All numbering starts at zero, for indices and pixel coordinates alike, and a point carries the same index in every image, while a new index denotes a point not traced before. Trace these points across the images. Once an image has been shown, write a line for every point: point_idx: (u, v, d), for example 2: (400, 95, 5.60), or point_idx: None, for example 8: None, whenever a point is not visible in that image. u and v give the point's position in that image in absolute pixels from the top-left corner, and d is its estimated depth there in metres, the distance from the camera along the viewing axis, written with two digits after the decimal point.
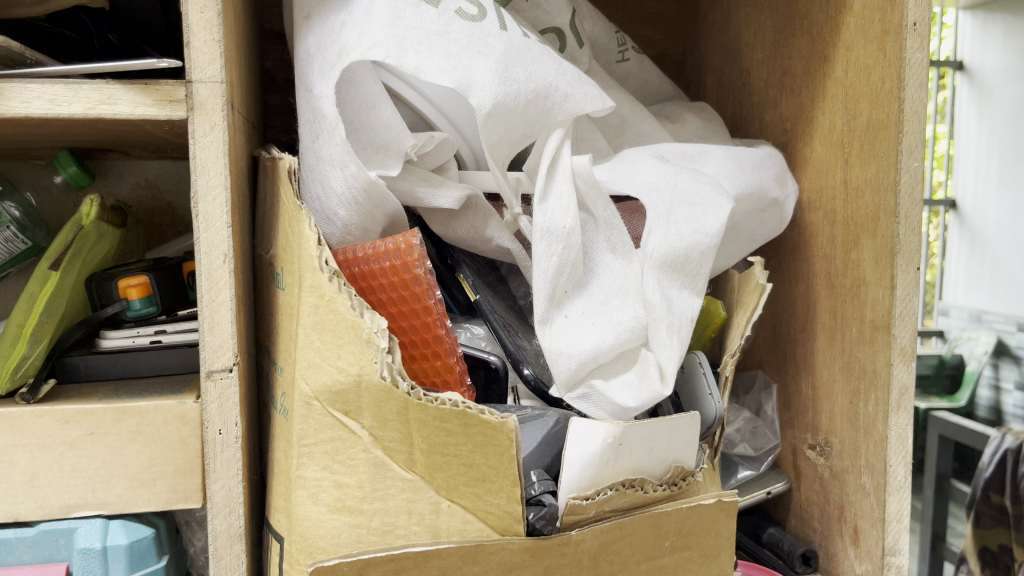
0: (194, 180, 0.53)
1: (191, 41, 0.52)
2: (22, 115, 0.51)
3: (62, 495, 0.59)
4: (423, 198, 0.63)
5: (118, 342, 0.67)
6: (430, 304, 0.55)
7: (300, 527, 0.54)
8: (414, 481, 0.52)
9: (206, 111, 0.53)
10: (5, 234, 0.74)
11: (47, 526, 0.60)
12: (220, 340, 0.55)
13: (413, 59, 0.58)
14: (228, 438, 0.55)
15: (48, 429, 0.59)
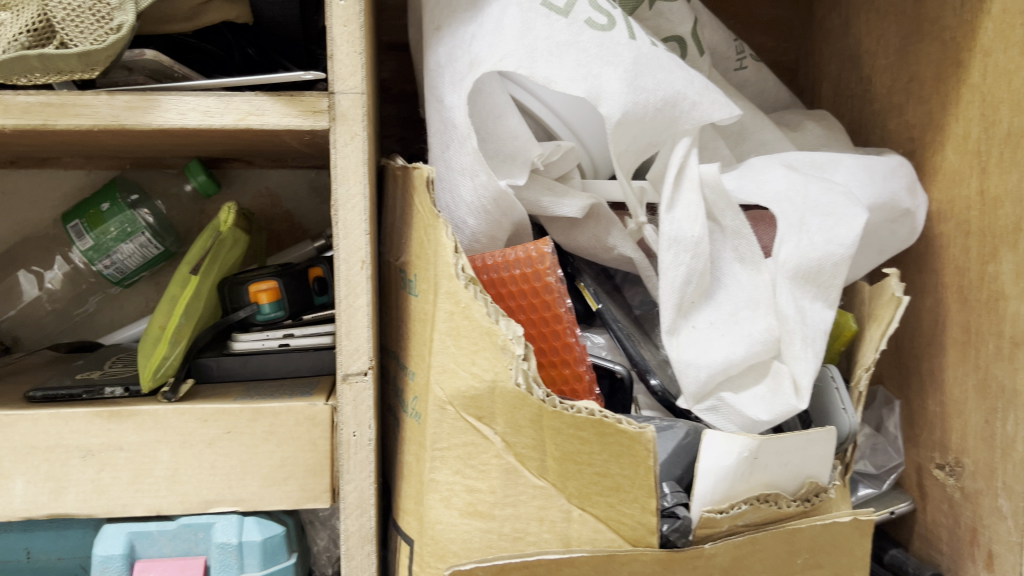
0: (334, 188, 0.55)
1: (335, 54, 0.54)
2: (178, 126, 0.54)
3: (201, 491, 0.61)
4: (548, 207, 0.63)
5: (249, 345, 0.70)
6: (560, 312, 0.55)
7: (431, 531, 0.55)
8: (546, 488, 0.52)
9: (347, 121, 0.55)
10: (139, 240, 0.80)
11: (187, 520, 0.62)
12: (357, 343, 0.56)
13: (544, 69, 0.58)
14: (362, 440, 0.57)
15: (189, 427, 0.61)
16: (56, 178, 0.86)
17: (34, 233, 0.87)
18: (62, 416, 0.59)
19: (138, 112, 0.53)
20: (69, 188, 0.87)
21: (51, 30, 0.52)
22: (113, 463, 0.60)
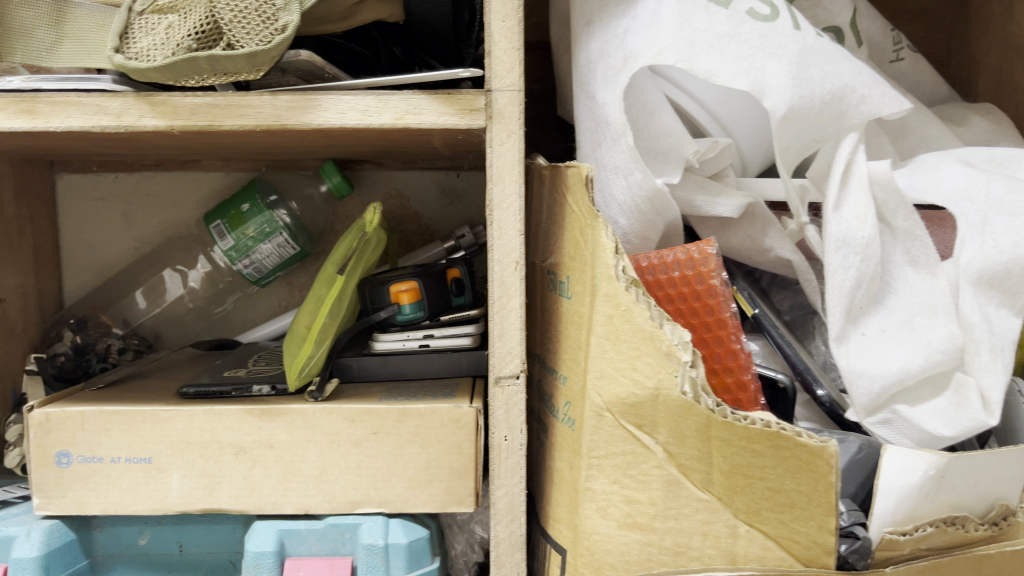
0: (490, 188, 0.54)
1: (493, 50, 0.53)
2: (337, 125, 0.53)
3: (348, 491, 0.61)
4: (701, 207, 0.61)
5: (389, 345, 0.70)
6: (725, 317, 0.52)
7: (587, 541, 0.53)
8: (711, 503, 0.50)
9: (504, 119, 0.53)
10: (277, 240, 0.81)
11: (334, 520, 0.62)
12: (509, 346, 0.55)
13: (704, 63, 0.56)
14: (513, 444, 0.55)
15: (336, 426, 0.61)
16: (198, 179, 0.89)
17: (176, 233, 0.89)
18: (216, 412, 0.60)
19: (299, 111, 0.53)
20: (209, 189, 0.89)
21: (218, 32, 0.52)
22: (264, 460, 0.61)
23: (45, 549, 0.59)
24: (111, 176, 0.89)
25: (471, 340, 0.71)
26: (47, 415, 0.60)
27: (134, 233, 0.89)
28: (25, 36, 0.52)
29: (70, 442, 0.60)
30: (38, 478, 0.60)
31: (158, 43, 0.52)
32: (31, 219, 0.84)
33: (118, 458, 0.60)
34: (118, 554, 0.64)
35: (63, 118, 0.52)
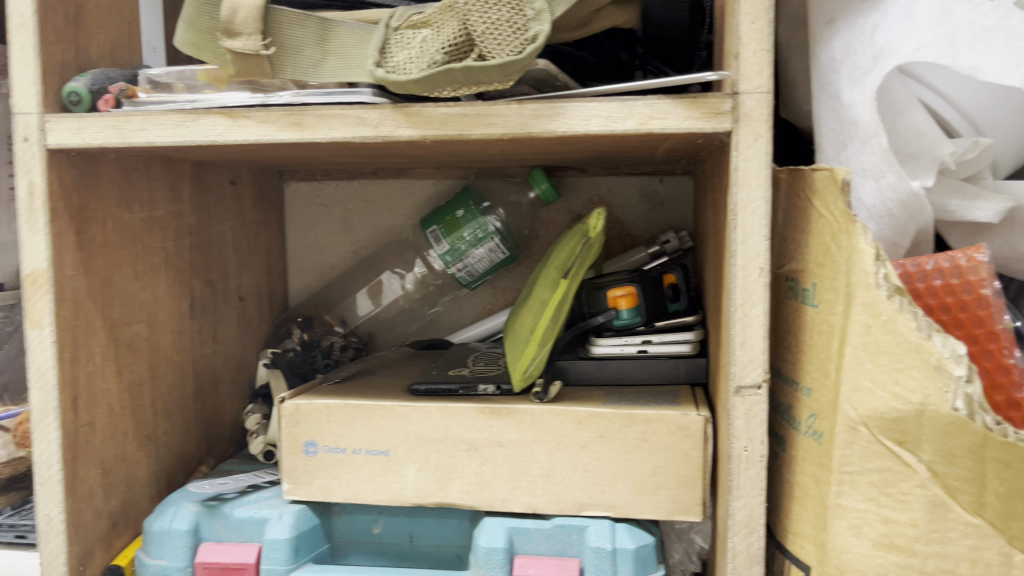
0: (734, 192, 0.53)
1: (742, 52, 0.51)
2: (581, 132, 0.54)
3: (575, 493, 0.62)
4: (956, 211, 0.58)
5: (608, 349, 0.70)
6: (997, 330, 0.49)
7: (836, 559, 0.51)
8: (981, 527, 0.46)
9: (751, 122, 0.52)
10: (488, 245, 0.83)
11: (561, 521, 0.62)
12: (751, 354, 0.53)
13: (968, 59, 0.51)
14: (754, 455, 0.54)
15: (564, 428, 0.62)
16: (411, 187, 0.93)
17: (391, 238, 0.94)
18: (450, 410, 0.63)
19: (544, 119, 0.54)
20: (420, 197, 0.94)
21: (470, 43, 0.54)
22: (495, 458, 0.62)
23: (295, 531, 0.63)
24: (332, 184, 0.95)
25: (690, 347, 0.69)
26: (296, 406, 0.65)
27: (352, 238, 0.95)
28: (295, 54, 0.56)
29: (316, 432, 0.65)
30: (289, 465, 0.65)
31: (413, 57, 0.55)
32: (265, 224, 0.91)
33: (359, 449, 0.64)
34: (355, 541, 0.67)
35: (328, 129, 0.56)
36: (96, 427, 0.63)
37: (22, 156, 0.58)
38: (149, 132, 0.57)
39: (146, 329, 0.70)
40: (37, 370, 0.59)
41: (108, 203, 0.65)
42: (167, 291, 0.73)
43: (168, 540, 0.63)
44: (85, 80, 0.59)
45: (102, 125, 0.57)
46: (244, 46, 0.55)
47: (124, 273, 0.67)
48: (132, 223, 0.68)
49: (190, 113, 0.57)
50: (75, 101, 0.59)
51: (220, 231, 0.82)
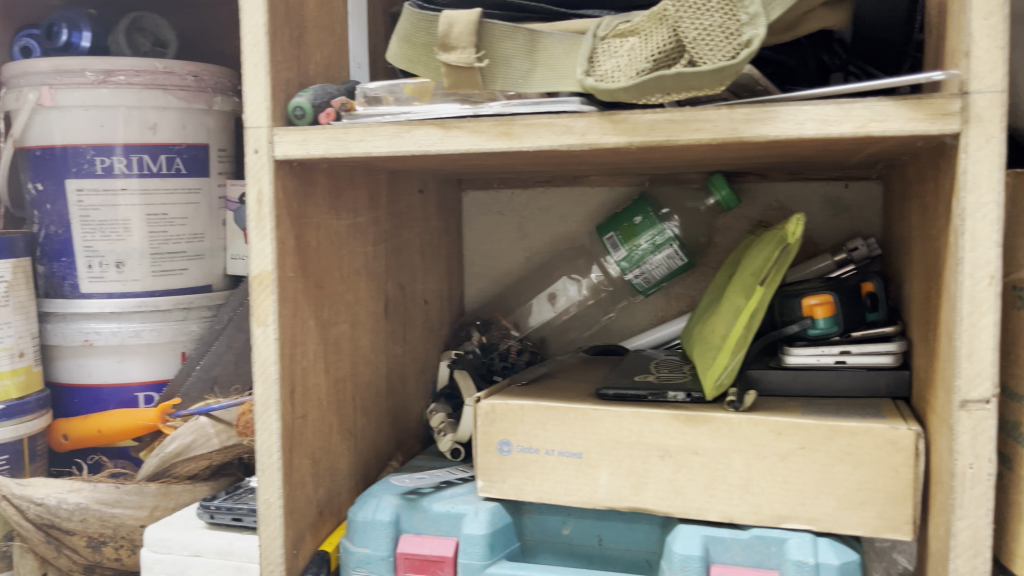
0: (962, 197, 0.50)
1: (973, 50, 0.49)
2: (794, 136, 0.53)
3: (774, 504, 0.60)
4: None
5: (803, 360, 0.68)
6: None
7: None
8: None
9: (983, 122, 0.50)
10: (666, 251, 0.83)
11: (760, 532, 0.61)
12: (979, 367, 0.51)
13: None
14: (980, 474, 0.51)
15: (763, 438, 0.60)
16: (586, 194, 0.94)
17: (565, 244, 0.96)
18: (644, 415, 0.63)
19: (756, 123, 0.53)
20: (595, 203, 0.94)
21: (680, 50, 0.54)
22: (690, 465, 0.62)
23: (491, 528, 0.65)
24: (508, 192, 0.97)
25: (892, 359, 0.67)
26: (492, 406, 0.67)
27: (526, 244, 0.97)
28: (506, 66, 0.58)
29: (511, 432, 0.66)
30: (484, 463, 0.67)
31: (621, 65, 0.55)
32: (446, 231, 0.95)
33: (553, 451, 0.65)
34: (544, 541, 0.69)
35: (536, 138, 0.57)
36: (308, 420, 0.68)
37: (253, 166, 0.63)
38: (368, 143, 0.60)
39: (349, 329, 0.74)
40: (261, 364, 0.64)
41: (321, 211, 0.69)
42: (366, 294, 0.77)
43: (372, 530, 0.66)
44: (308, 95, 0.63)
45: (325, 136, 0.61)
46: (458, 59, 0.57)
47: (332, 275, 0.71)
48: (339, 229, 0.72)
49: (405, 125, 0.60)
50: (299, 115, 0.63)
51: (410, 237, 0.86)
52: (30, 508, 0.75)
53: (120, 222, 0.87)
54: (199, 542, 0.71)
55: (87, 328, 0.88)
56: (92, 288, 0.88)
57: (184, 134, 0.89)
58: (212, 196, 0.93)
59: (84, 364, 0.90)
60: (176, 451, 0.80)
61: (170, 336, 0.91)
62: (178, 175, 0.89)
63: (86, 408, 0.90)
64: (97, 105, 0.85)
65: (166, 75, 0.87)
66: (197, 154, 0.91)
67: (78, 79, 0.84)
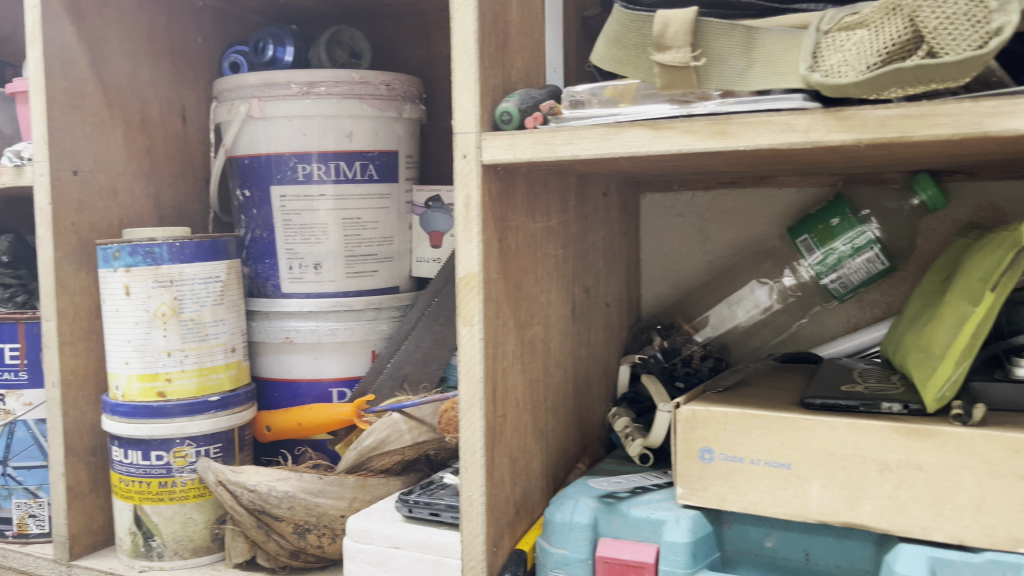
0: None
1: None
2: None
3: (1011, 528, 0.56)
4: None
5: None
6: None
7: None
8: None
9: None
10: (867, 254, 0.80)
11: (996, 556, 0.56)
12: None
13: None
14: None
15: (998, 456, 0.56)
16: (773, 196, 0.91)
17: (749, 247, 0.93)
18: (860, 427, 0.60)
19: (1004, 116, 0.49)
20: (781, 206, 0.91)
21: (917, 41, 0.50)
22: (912, 481, 0.58)
23: (693, 536, 0.64)
24: (688, 194, 0.95)
25: None
26: (693, 412, 0.66)
27: (707, 247, 0.95)
28: (721, 64, 0.57)
29: (713, 440, 0.65)
30: (684, 470, 0.66)
31: (849, 59, 0.53)
32: (626, 234, 0.94)
33: (758, 460, 0.63)
34: (746, 553, 0.67)
35: (754, 137, 0.55)
36: (507, 419, 0.69)
37: (462, 171, 0.65)
38: (575, 146, 0.60)
39: (543, 330, 0.75)
40: (466, 363, 0.66)
41: (520, 213, 0.71)
42: (558, 297, 0.78)
43: (570, 532, 0.66)
44: (514, 101, 0.64)
45: (533, 140, 0.62)
46: (673, 59, 0.57)
47: (529, 277, 0.72)
48: (535, 232, 0.73)
49: (614, 127, 0.60)
50: (506, 120, 0.64)
51: (596, 240, 0.86)
52: (244, 493, 0.79)
53: (318, 226, 0.92)
54: (399, 534, 0.73)
55: (287, 326, 0.94)
56: (292, 288, 0.93)
57: (377, 142, 0.94)
58: (400, 202, 0.97)
59: (284, 360, 0.95)
60: (372, 445, 0.83)
61: (362, 335, 0.95)
62: (371, 180, 0.94)
63: (285, 401, 0.95)
64: (300, 116, 0.91)
65: (362, 85, 0.91)
66: (388, 161, 0.95)
67: (284, 91, 0.90)
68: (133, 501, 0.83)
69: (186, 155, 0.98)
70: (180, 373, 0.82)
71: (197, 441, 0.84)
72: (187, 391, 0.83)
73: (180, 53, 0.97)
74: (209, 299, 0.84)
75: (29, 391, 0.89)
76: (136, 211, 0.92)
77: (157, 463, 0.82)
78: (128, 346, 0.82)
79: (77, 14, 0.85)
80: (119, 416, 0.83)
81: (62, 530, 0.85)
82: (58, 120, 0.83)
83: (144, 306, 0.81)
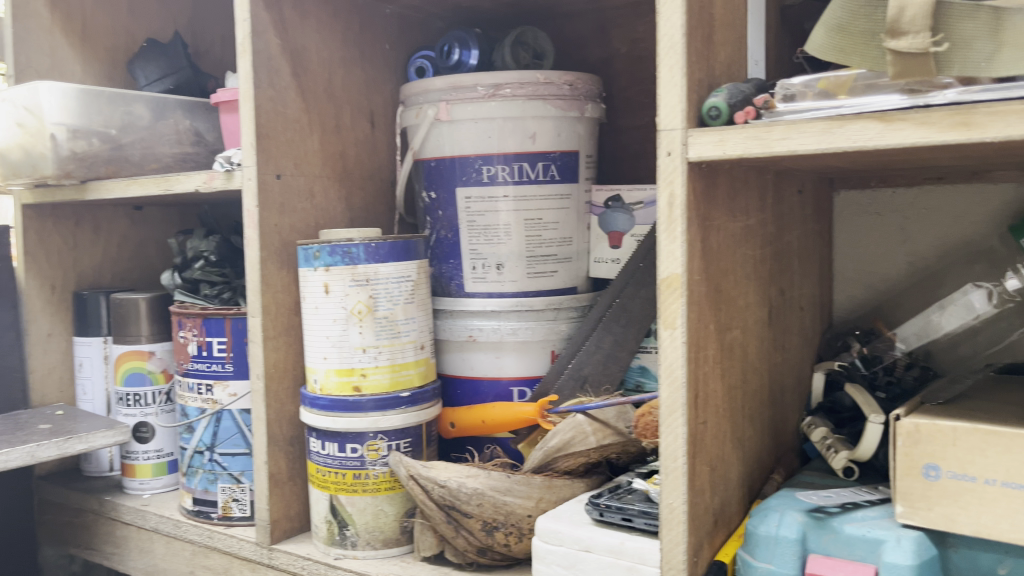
0: None
1: None
2: None
3: None
4: None
5: None
6: None
7: None
8: None
9: None
10: None
11: None
12: None
13: None
14: None
15: None
16: (988, 192, 0.85)
17: (959, 248, 0.87)
18: None
19: None
20: (998, 203, 0.84)
21: None
22: None
23: (917, 559, 0.59)
24: (888, 191, 0.90)
25: None
26: (916, 425, 0.61)
27: (909, 247, 0.89)
28: (965, 49, 0.53)
29: (939, 456, 0.60)
30: (906, 487, 0.61)
31: None
32: (820, 234, 0.90)
33: (993, 481, 0.58)
34: None
35: (1003, 128, 0.51)
36: (708, 426, 0.66)
37: (666, 170, 0.63)
38: (793, 140, 0.57)
39: (742, 334, 0.72)
40: (667, 368, 0.64)
41: (722, 212, 0.68)
42: (756, 300, 0.74)
43: (777, 546, 0.63)
44: (723, 95, 0.62)
45: (744, 136, 0.60)
46: (910, 46, 0.53)
47: (729, 279, 0.69)
48: (735, 231, 0.70)
49: (837, 120, 0.56)
50: (714, 115, 0.62)
51: (791, 240, 0.82)
52: (434, 489, 0.80)
53: (500, 226, 0.93)
54: (590, 538, 0.72)
55: (471, 325, 0.95)
56: (475, 288, 0.94)
57: (559, 142, 0.93)
58: (580, 202, 0.97)
59: (467, 358, 0.96)
60: (558, 446, 0.84)
61: (542, 334, 0.95)
62: (553, 181, 0.94)
63: (467, 399, 0.97)
64: (486, 118, 0.92)
65: (546, 86, 0.92)
66: (569, 161, 0.95)
67: (471, 93, 0.91)
68: (329, 491, 0.87)
69: (374, 158, 1.02)
70: (375, 368, 0.85)
71: (388, 435, 0.86)
72: (380, 386, 0.85)
73: (369, 60, 1.01)
74: (401, 298, 0.86)
75: (235, 382, 0.95)
76: (330, 213, 0.96)
77: (352, 455, 0.86)
78: (327, 342, 0.85)
79: (281, 26, 0.90)
80: (318, 409, 0.86)
81: (264, 515, 0.90)
82: (264, 127, 0.88)
83: (342, 304, 0.84)
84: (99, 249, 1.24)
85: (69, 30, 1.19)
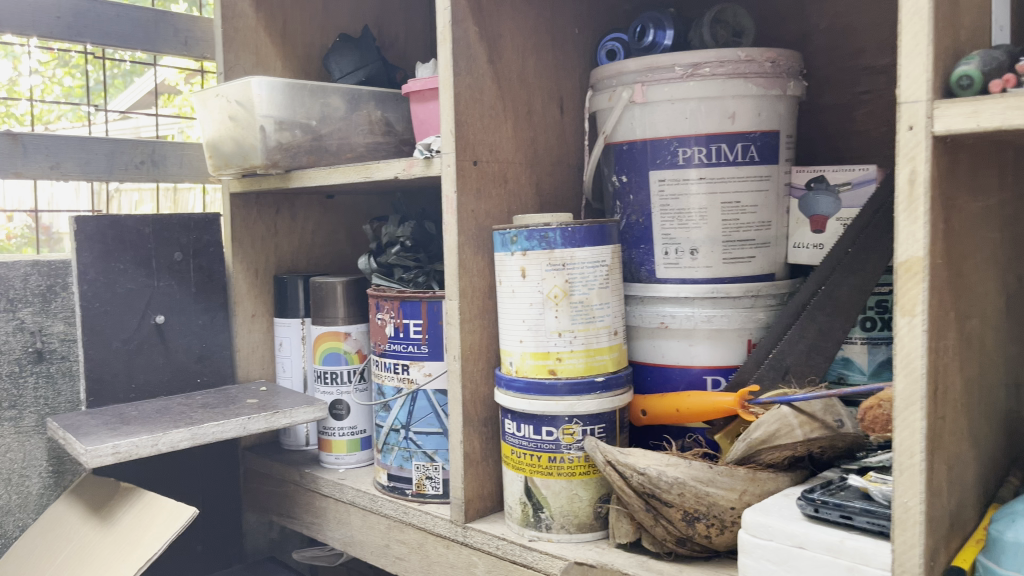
0: None
1: None
2: None
3: None
4: None
5: None
6: None
7: None
8: None
9: None
10: None
11: None
12: None
13: None
14: None
15: None
16: None
17: None
18: None
19: None
20: None
21: None
22: None
23: None
24: None
25: None
26: None
27: None
28: None
29: None
30: None
31: None
32: None
33: None
34: None
35: None
36: (947, 422, 0.62)
37: (907, 145, 0.58)
38: None
39: (980, 324, 0.66)
40: (904, 357, 0.59)
41: (964, 191, 0.63)
42: (994, 287, 0.68)
43: None
44: (975, 63, 0.58)
45: (1003, 106, 0.54)
46: None
47: (970, 263, 0.64)
48: (976, 211, 0.65)
49: None
50: (965, 85, 0.58)
51: None
52: (633, 475, 0.79)
53: (696, 210, 0.90)
54: (805, 535, 0.69)
55: (663, 312, 0.93)
56: (668, 273, 0.93)
57: (759, 122, 0.90)
58: (780, 184, 0.92)
59: (658, 345, 0.95)
60: (762, 438, 0.80)
61: (739, 323, 0.92)
62: (752, 162, 0.90)
63: (657, 386, 0.95)
64: (682, 98, 0.89)
65: (748, 63, 0.88)
66: (770, 141, 0.91)
67: (669, 74, 0.89)
68: (524, 472, 0.88)
69: (562, 144, 1.02)
70: (570, 352, 0.85)
71: (583, 419, 0.86)
72: (576, 370, 0.85)
73: (560, 46, 1.01)
74: (597, 282, 0.85)
75: (430, 363, 0.98)
76: (524, 200, 0.97)
77: (547, 438, 0.86)
78: (524, 325, 0.86)
79: (479, 14, 0.91)
80: (514, 391, 0.88)
81: (459, 493, 0.92)
82: (463, 114, 0.90)
83: (539, 288, 0.85)
84: (296, 236, 1.31)
85: (271, 29, 1.26)
